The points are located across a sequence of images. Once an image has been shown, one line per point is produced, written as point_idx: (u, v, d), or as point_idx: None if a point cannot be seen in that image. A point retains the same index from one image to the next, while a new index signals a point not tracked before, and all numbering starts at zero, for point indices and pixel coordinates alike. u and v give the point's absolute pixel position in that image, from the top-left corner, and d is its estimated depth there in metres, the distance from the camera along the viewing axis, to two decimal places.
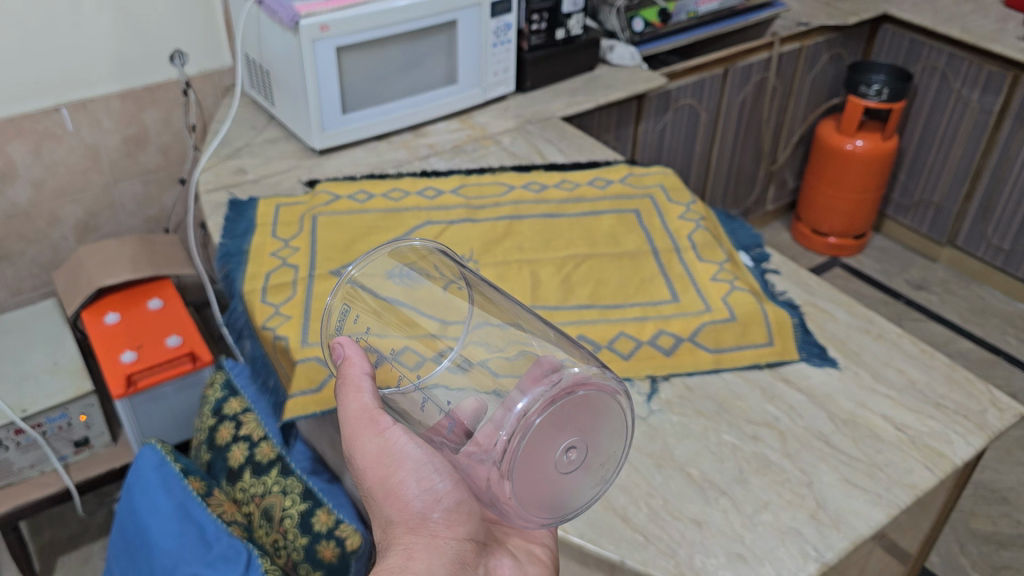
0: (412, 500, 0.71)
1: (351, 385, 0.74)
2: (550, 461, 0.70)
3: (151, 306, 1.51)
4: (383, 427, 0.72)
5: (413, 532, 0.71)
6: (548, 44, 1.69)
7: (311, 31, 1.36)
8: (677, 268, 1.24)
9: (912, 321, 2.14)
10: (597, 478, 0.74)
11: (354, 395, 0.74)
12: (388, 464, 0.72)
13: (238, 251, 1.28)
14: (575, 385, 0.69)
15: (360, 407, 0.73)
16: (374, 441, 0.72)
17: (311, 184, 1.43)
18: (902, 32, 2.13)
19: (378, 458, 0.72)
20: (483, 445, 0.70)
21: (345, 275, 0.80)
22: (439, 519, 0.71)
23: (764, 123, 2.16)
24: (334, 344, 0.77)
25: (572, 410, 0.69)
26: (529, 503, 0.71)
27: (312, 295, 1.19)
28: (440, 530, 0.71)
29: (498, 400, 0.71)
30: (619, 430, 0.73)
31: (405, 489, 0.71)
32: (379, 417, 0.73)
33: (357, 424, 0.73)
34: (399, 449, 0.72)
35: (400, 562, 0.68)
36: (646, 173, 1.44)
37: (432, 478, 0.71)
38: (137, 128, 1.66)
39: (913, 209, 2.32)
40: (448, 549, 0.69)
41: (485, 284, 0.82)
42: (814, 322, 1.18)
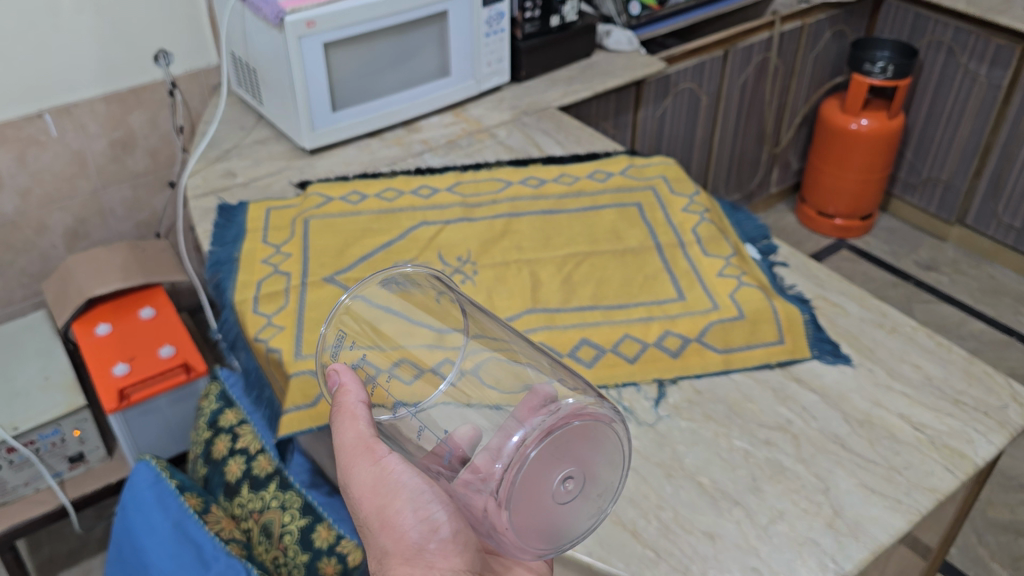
0: (408, 531, 0.65)
1: (346, 414, 0.70)
2: (547, 492, 0.67)
3: (142, 316, 1.47)
4: (378, 456, 0.68)
5: (408, 564, 0.65)
6: (543, 31, 1.64)
7: (297, 27, 1.31)
8: (682, 263, 1.20)
9: (923, 303, 2.09)
10: (595, 508, 0.71)
11: (348, 423, 0.69)
12: (383, 495, 0.67)
13: (229, 259, 1.24)
14: (573, 415, 0.67)
15: (355, 436, 0.69)
16: (369, 470, 0.68)
17: (302, 186, 1.38)
18: (906, 7, 2.08)
19: (373, 488, 0.67)
20: (479, 477, 0.67)
21: (340, 303, 0.76)
22: (436, 550, 0.65)
23: (767, 104, 2.11)
24: (329, 373, 0.73)
25: (569, 441, 0.67)
26: (529, 536, 0.67)
27: (306, 302, 1.15)
28: (437, 561, 0.65)
29: (494, 427, 0.68)
30: (616, 459, 0.70)
31: (400, 519, 0.66)
32: (374, 446, 0.68)
33: (352, 455, 0.68)
34: (395, 479, 0.67)
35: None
36: (647, 164, 1.39)
37: (429, 508, 0.66)
38: (124, 131, 1.62)
39: (920, 187, 2.27)
40: None
41: (478, 309, 0.79)
42: (825, 317, 1.14)
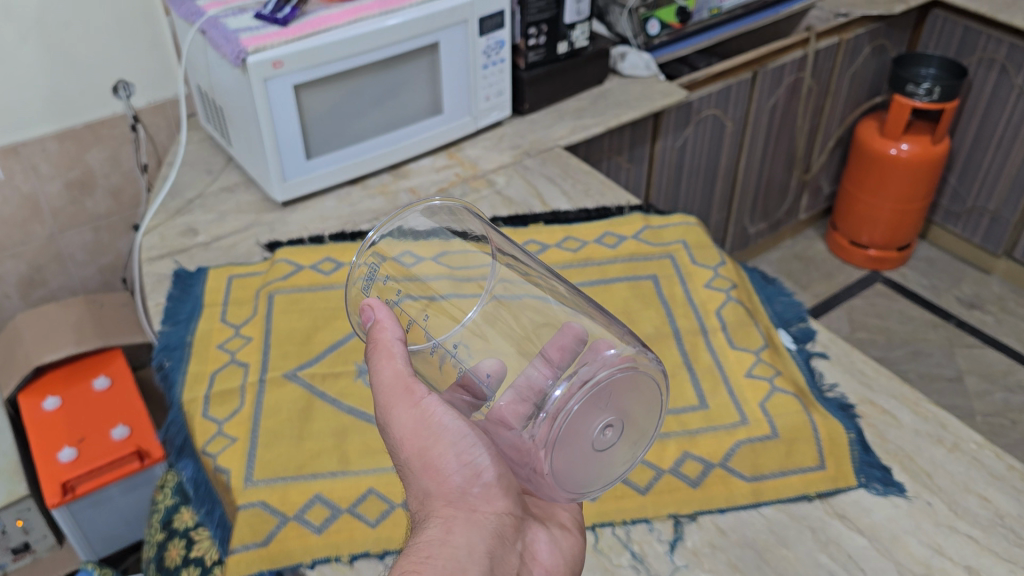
0: (451, 475, 0.65)
1: (385, 352, 0.68)
2: (588, 439, 0.67)
3: (96, 386, 1.31)
4: (417, 397, 0.66)
5: (452, 506, 0.65)
6: (549, 59, 1.45)
7: (262, 68, 1.13)
8: (704, 357, 1.03)
9: (966, 348, 1.94)
10: (631, 453, 0.71)
11: (387, 362, 0.67)
12: (425, 437, 0.65)
13: (179, 343, 1.07)
14: (617, 366, 0.66)
15: (394, 375, 0.67)
16: (410, 412, 0.66)
17: (270, 248, 1.21)
18: (954, 19, 1.90)
19: (414, 431, 0.66)
20: (517, 419, 0.67)
21: (368, 239, 0.75)
22: (480, 495, 0.65)
23: (798, 128, 1.93)
24: (364, 308, 0.71)
25: (612, 390, 0.67)
26: (565, 481, 0.67)
27: (262, 407, 0.98)
28: (480, 504, 0.65)
29: (526, 362, 0.69)
30: (652, 404, 0.71)
31: (444, 462, 0.65)
32: (414, 386, 0.66)
33: (392, 395, 0.66)
34: (438, 421, 0.65)
35: (439, 536, 0.62)
36: (664, 226, 1.22)
37: (472, 453, 0.65)
38: (81, 171, 1.45)
39: (964, 216, 2.11)
40: (488, 524, 0.63)
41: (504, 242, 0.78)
42: (873, 430, 0.97)
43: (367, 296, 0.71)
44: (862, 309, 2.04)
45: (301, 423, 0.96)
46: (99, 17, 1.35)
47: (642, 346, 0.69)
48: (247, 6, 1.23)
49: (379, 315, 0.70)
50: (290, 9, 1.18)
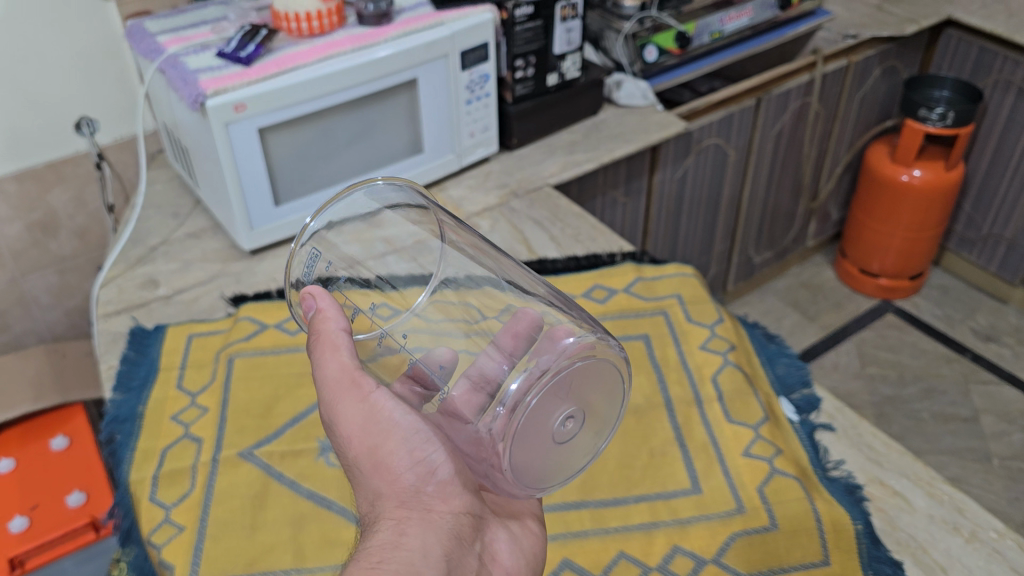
0: (403, 474, 0.62)
1: (329, 341, 0.65)
2: (547, 431, 0.64)
3: (54, 447, 1.24)
4: (366, 391, 0.64)
5: (405, 506, 0.61)
6: (538, 92, 1.36)
7: (222, 112, 1.04)
8: (698, 432, 0.94)
9: (982, 385, 1.86)
10: (592, 442, 0.69)
11: (330, 352, 0.64)
12: (374, 434, 0.63)
13: (130, 414, 0.98)
14: (576, 356, 0.63)
15: (339, 368, 0.64)
16: (358, 407, 0.63)
17: (234, 301, 1.13)
18: (968, 40, 1.82)
19: (362, 426, 0.63)
20: (470, 410, 0.63)
21: (306, 225, 0.73)
22: (434, 494, 0.61)
23: (805, 155, 1.84)
24: (304, 297, 0.68)
25: (572, 381, 0.64)
26: (524, 474, 0.65)
27: (213, 492, 0.89)
28: (435, 504, 0.61)
29: (476, 354, 0.66)
30: (613, 392, 0.68)
31: (394, 461, 0.62)
32: (361, 380, 0.64)
33: (337, 387, 0.64)
34: (389, 416, 0.63)
35: (392, 536, 0.58)
36: (658, 278, 1.14)
37: (425, 449, 0.62)
38: (43, 212, 1.37)
39: (979, 243, 2.03)
40: (444, 523, 0.60)
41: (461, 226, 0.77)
42: (882, 516, 0.89)
43: (309, 285, 0.68)
44: (872, 341, 1.97)
45: (254, 511, 0.87)
46: (58, 51, 1.27)
47: (605, 332, 0.66)
48: (210, 42, 1.14)
49: (321, 303, 0.67)
50: (254, 47, 1.10)
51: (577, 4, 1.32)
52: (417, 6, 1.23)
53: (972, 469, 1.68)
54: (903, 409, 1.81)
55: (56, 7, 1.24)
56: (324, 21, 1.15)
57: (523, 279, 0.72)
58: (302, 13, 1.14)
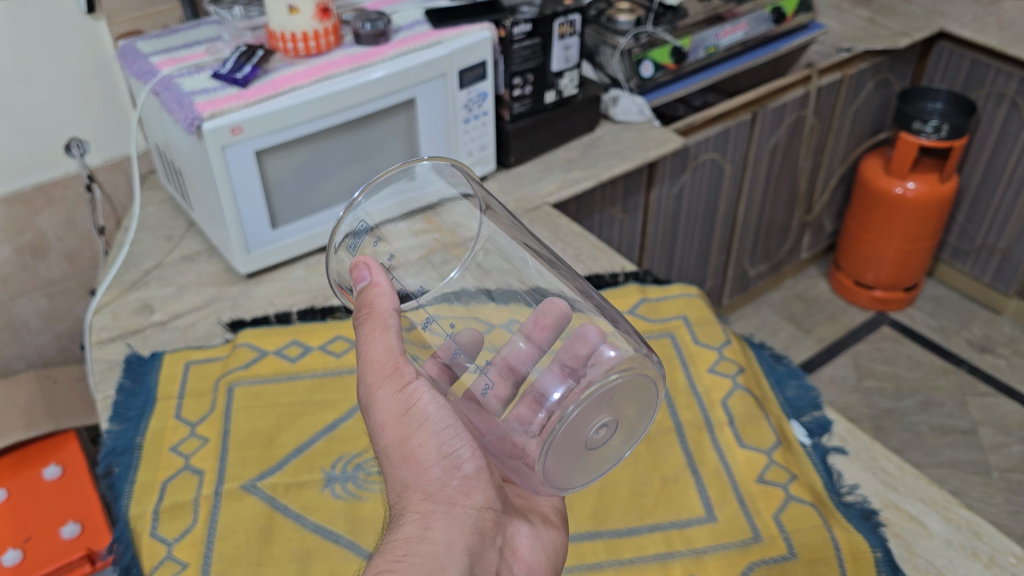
0: (430, 467, 0.63)
1: (377, 322, 0.64)
2: (581, 439, 0.64)
3: (46, 476, 1.21)
4: (406, 380, 0.63)
5: (430, 499, 0.62)
6: (535, 109, 1.35)
7: (219, 135, 1.02)
8: (710, 457, 0.92)
9: (979, 397, 1.86)
10: (620, 449, 0.68)
11: (378, 334, 0.64)
12: (407, 424, 0.63)
13: (127, 446, 0.95)
14: (619, 373, 0.61)
15: (384, 353, 0.63)
16: (394, 395, 0.63)
17: (232, 326, 1.11)
18: (961, 52, 1.82)
19: (396, 414, 0.63)
20: (495, 399, 0.64)
21: (352, 200, 0.69)
22: (458, 488, 0.63)
23: (800, 168, 1.84)
24: (356, 266, 0.67)
25: (612, 394, 0.63)
26: (551, 477, 0.64)
27: (217, 527, 0.87)
28: (460, 499, 0.63)
29: (508, 336, 0.67)
30: (647, 402, 0.67)
31: (423, 454, 0.63)
32: (403, 368, 0.63)
33: (378, 371, 0.63)
34: (424, 409, 0.63)
35: (416, 531, 0.60)
36: (663, 299, 1.13)
37: (454, 445, 0.63)
38: (32, 235, 1.34)
39: (972, 254, 2.05)
40: (467, 518, 0.62)
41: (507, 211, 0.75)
42: (900, 542, 0.87)
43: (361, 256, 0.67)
44: (869, 354, 1.98)
45: (258, 547, 0.85)
46: (46, 71, 1.25)
47: (644, 348, 0.64)
48: (205, 63, 1.12)
49: (372, 278, 0.66)
50: (250, 68, 1.07)
51: (575, 21, 1.31)
52: (415, 24, 1.22)
53: (972, 482, 1.67)
54: (901, 422, 1.81)
55: (45, 27, 1.22)
56: (320, 41, 1.13)
57: (577, 289, 0.69)
58: (298, 33, 1.12)
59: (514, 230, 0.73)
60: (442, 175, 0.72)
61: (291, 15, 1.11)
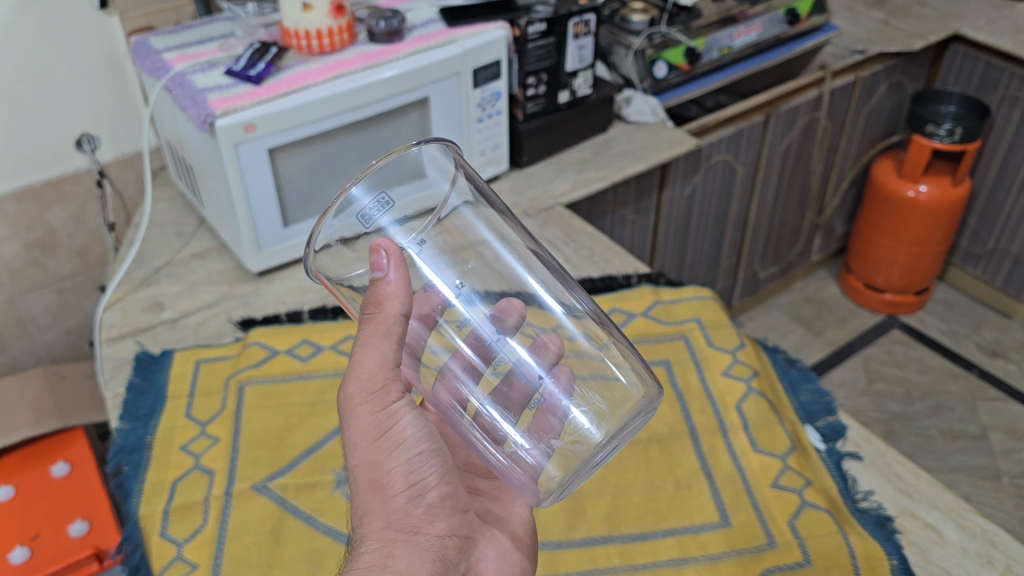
0: (395, 494, 0.61)
1: (377, 328, 0.59)
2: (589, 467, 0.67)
3: (54, 473, 1.21)
4: (389, 398, 0.60)
5: (392, 527, 0.61)
6: (549, 109, 1.34)
7: (231, 132, 1.01)
8: (724, 461, 0.92)
9: (989, 402, 1.85)
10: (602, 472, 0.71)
11: (372, 343, 0.59)
12: (380, 446, 0.61)
13: (137, 444, 0.95)
14: (644, 412, 0.65)
15: (377, 366, 0.59)
16: (373, 416, 0.60)
17: (243, 325, 1.10)
18: (975, 55, 1.81)
19: (370, 435, 0.61)
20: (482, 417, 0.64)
21: (346, 188, 0.60)
22: (422, 515, 0.62)
23: (812, 170, 1.83)
24: (374, 251, 0.58)
25: (629, 430, 0.66)
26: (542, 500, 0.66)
27: (228, 527, 0.86)
28: (422, 526, 0.62)
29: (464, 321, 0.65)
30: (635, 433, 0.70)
31: (390, 479, 0.61)
32: (389, 385, 0.60)
33: (362, 385, 0.60)
34: (400, 432, 0.61)
35: (377, 559, 0.59)
36: (677, 301, 1.12)
37: (422, 471, 0.61)
38: (42, 231, 1.34)
39: (983, 258, 2.04)
40: (429, 548, 0.61)
41: (501, 212, 0.68)
42: (915, 549, 0.87)
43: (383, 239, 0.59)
44: (879, 358, 1.97)
45: (269, 549, 0.84)
46: (59, 67, 1.25)
47: (653, 383, 0.67)
48: (218, 60, 1.11)
49: (385, 272, 0.58)
50: (264, 66, 1.07)
51: (590, 21, 1.30)
52: (429, 23, 1.21)
53: (982, 488, 1.66)
54: (911, 426, 1.80)
55: (58, 22, 1.22)
56: (335, 38, 1.13)
57: (570, 292, 0.69)
58: (312, 30, 1.11)
59: (510, 233, 0.68)
60: (442, 167, 0.63)
61: (305, 12, 1.10)
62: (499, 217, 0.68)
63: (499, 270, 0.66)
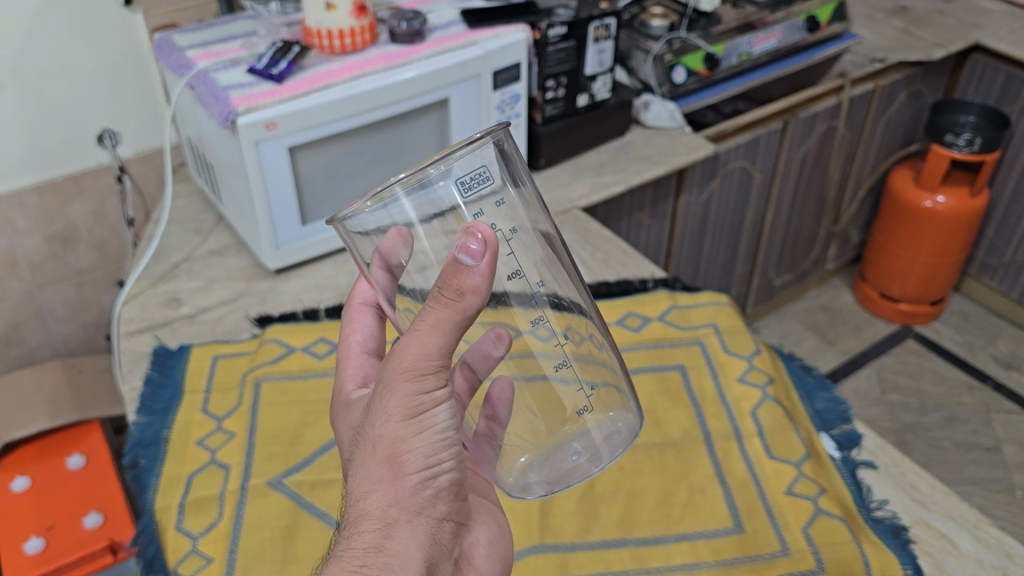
0: (410, 477, 0.56)
1: (448, 315, 0.52)
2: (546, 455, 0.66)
3: (70, 466, 1.22)
4: (431, 385, 0.54)
5: (395, 507, 0.56)
6: (568, 112, 1.34)
7: (253, 130, 1.02)
8: (738, 466, 0.92)
9: (1004, 414, 1.85)
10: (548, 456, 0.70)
11: (435, 327, 0.53)
12: (410, 427, 0.55)
13: (154, 438, 0.95)
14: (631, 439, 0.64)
15: (430, 355, 0.53)
16: (412, 397, 0.54)
17: (261, 322, 1.11)
18: (996, 65, 1.81)
19: (402, 414, 0.55)
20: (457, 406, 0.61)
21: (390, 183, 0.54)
22: (428, 499, 0.57)
23: (829, 177, 1.83)
24: (469, 233, 0.51)
25: None
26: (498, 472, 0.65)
27: (243, 522, 0.86)
28: (425, 509, 0.57)
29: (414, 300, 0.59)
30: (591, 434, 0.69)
31: (408, 461, 0.56)
32: (436, 373, 0.54)
33: (407, 364, 0.54)
34: (435, 417, 0.55)
35: (375, 541, 0.55)
36: (693, 306, 1.13)
37: (441, 456, 0.56)
38: (62, 224, 1.35)
39: (1000, 269, 2.04)
40: (427, 533, 0.57)
41: (528, 183, 0.60)
42: (929, 559, 0.86)
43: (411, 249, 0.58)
44: (892, 367, 1.97)
45: (283, 544, 0.84)
46: (83, 63, 1.26)
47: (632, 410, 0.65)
48: (240, 58, 1.12)
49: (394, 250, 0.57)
50: (286, 65, 1.07)
51: (610, 25, 1.30)
52: (450, 24, 1.21)
53: (995, 500, 1.66)
54: (924, 436, 1.80)
55: (82, 17, 1.22)
56: (356, 39, 1.13)
57: (575, 283, 0.64)
58: (334, 30, 1.12)
59: (529, 213, 0.61)
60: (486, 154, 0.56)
61: (328, 12, 1.11)
62: (527, 191, 0.60)
63: (525, 263, 0.61)
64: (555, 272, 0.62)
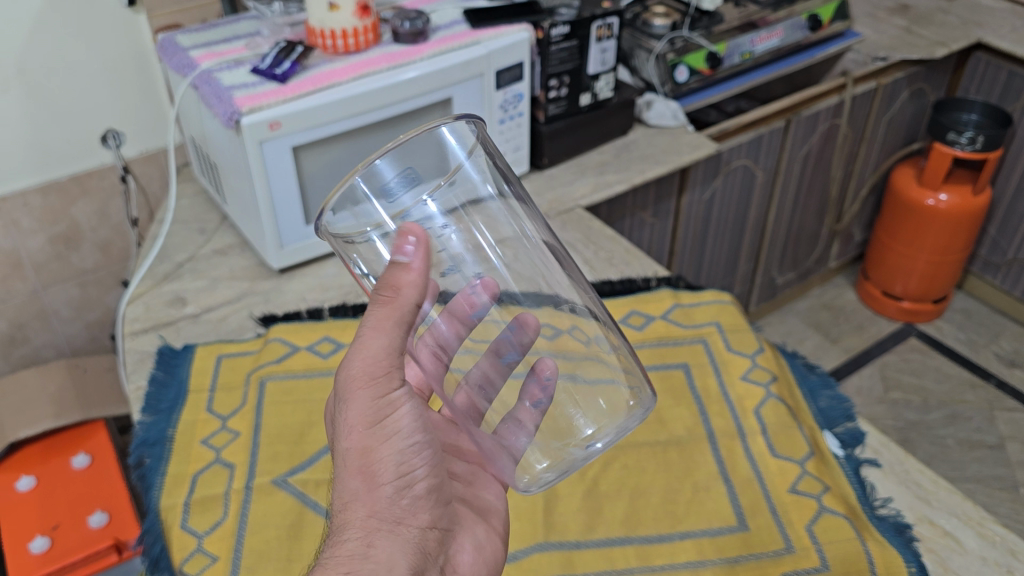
0: (384, 484, 0.58)
1: (389, 316, 0.56)
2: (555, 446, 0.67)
3: (74, 465, 1.22)
4: (389, 386, 0.57)
5: (376, 515, 0.57)
6: (571, 112, 1.35)
7: (257, 130, 1.02)
8: (742, 465, 0.92)
9: (1007, 412, 1.85)
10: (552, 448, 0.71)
11: (381, 330, 0.56)
12: (374, 433, 0.58)
13: (159, 437, 0.96)
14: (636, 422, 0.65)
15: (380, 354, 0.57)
16: (372, 402, 0.57)
17: (265, 321, 1.11)
18: (998, 64, 1.81)
19: (365, 421, 0.58)
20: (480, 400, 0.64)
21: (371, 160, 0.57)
22: (408, 506, 0.59)
23: (831, 176, 1.84)
24: (403, 236, 0.56)
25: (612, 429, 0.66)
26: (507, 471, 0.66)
27: (248, 521, 0.87)
28: (406, 518, 0.58)
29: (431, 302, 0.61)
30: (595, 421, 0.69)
31: (381, 468, 0.58)
32: (389, 373, 0.57)
33: (362, 370, 0.57)
34: (397, 421, 0.58)
35: (358, 549, 0.56)
36: (696, 305, 1.13)
37: (411, 461, 0.59)
38: (66, 224, 1.35)
39: (1003, 267, 2.04)
40: (412, 540, 0.58)
41: (528, 200, 0.66)
42: (932, 557, 0.86)
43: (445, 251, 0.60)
44: (895, 365, 1.97)
45: (288, 542, 0.84)
46: (87, 63, 1.26)
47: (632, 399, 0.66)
48: (244, 58, 1.12)
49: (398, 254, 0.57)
50: (289, 65, 1.08)
51: (613, 25, 1.31)
52: (453, 24, 1.22)
53: (999, 498, 1.66)
54: (927, 435, 1.80)
55: (87, 17, 1.23)
56: (360, 38, 1.14)
57: (577, 284, 0.67)
58: (338, 29, 1.12)
59: (530, 225, 0.66)
60: (464, 139, 0.61)
61: (331, 12, 1.11)
62: (529, 206, 0.66)
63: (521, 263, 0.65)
64: (552, 278, 0.66)
